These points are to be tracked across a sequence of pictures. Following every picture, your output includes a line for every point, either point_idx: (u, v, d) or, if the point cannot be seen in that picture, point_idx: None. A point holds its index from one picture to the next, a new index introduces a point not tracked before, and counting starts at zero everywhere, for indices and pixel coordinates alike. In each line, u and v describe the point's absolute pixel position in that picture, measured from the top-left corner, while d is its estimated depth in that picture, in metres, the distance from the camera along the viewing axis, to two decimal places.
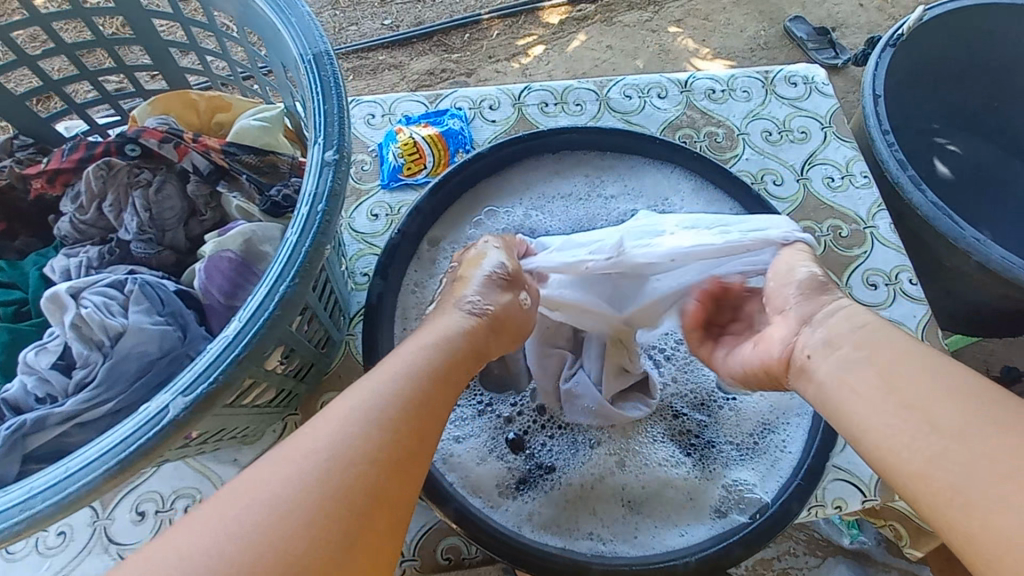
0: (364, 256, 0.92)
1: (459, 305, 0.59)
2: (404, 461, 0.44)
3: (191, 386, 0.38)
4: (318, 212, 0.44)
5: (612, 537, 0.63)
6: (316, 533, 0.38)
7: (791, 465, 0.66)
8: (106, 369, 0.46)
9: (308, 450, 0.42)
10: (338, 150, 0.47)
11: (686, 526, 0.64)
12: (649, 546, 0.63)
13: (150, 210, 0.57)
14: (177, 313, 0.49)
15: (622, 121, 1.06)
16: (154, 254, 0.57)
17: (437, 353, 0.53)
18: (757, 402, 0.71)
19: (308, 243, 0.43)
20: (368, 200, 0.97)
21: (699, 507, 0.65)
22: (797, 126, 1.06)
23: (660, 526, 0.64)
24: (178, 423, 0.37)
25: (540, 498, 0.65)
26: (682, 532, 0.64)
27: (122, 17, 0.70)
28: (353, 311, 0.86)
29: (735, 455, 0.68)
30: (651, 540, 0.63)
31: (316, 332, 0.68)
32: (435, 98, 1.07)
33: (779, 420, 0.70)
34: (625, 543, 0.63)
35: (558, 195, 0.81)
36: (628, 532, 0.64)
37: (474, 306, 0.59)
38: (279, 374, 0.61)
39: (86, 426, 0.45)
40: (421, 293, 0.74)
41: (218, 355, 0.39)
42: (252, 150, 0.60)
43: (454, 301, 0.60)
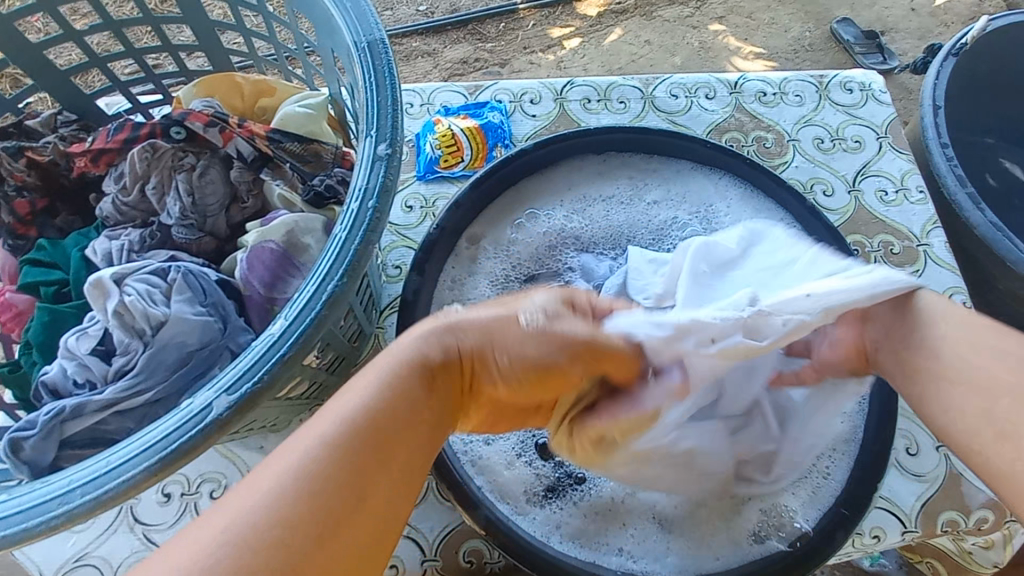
0: (397, 248, 0.91)
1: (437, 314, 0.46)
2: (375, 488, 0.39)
3: (235, 385, 0.37)
4: (368, 208, 0.42)
5: (641, 558, 0.61)
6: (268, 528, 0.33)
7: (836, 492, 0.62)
8: (146, 358, 0.45)
9: (290, 460, 0.36)
10: (390, 143, 0.45)
11: (720, 550, 0.61)
12: (680, 568, 0.60)
13: (192, 195, 0.56)
14: (219, 304, 0.48)
15: (667, 121, 1.02)
16: (195, 240, 0.56)
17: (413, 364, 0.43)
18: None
19: (357, 240, 0.42)
20: (403, 191, 0.95)
21: (735, 531, 0.61)
22: (851, 135, 1.02)
23: (693, 547, 0.61)
24: (221, 423, 0.36)
25: (568, 508, 0.63)
26: (716, 555, 0.61)
27: None
28: (384, 304, 0.85)
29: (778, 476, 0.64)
30: (683, 562, 0.60)
31: (350, 326, 0.67)
32: (475, 89, 1.04)
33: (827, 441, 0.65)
34: (654, 562, 0.60)
35: (601, 198, 0.78)
36: (660, 552, 0.61)
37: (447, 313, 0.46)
38: (313, 368, 0.60)
39: (125, 415, 0.45)
40: (458, 290, 0.72)
41: (263, 353, 0.38)
42: (296, 138, 0.58)
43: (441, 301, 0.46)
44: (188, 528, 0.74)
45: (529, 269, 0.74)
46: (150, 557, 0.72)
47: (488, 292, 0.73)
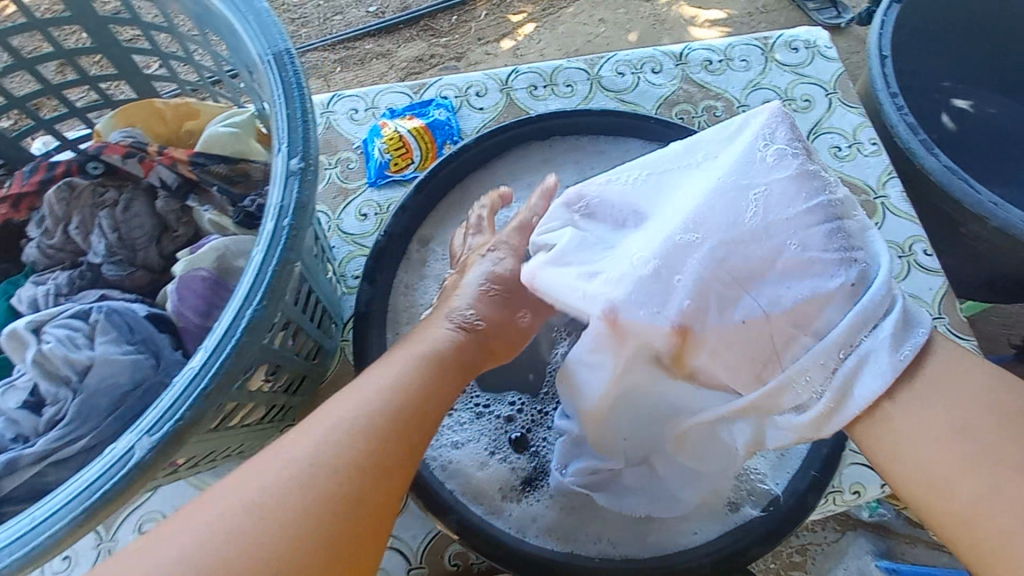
0: (355, 258, 0.90)
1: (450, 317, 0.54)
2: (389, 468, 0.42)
3: (156, 425, 0.36)
4: (284, 227, 0.41)
5: (623, 545, 0.60)
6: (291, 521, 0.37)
7: (806, 450, 0.62)
8: (77, 405, 0.44)
9: (286, 457, 0.40)
10: (304, 157, 0.44)
11: (699, 523, 0.60)
12: (659, 548, 0.59)
13: (117, 230, 0.55)
14: (149, 339, 0.47)
15: (615, 100, 1.01)
16: (126, 276, 0.55)
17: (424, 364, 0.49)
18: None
19: (275, 261, 0.40)
20: (355, 199, 0.94)
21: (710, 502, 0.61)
22: (800, 94, 1.01)
23: (671, 523, 0.61)
24: (144, 465, 0.35)
25: (544, 501, 0.62)
26: (697, 530, 0.60)
27: (80, 27, 0.66)
28: (346, 317, 0.84)
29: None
30: (664, 541, 0.60)
31: (305, 344, 0.66)
32: (419, 87, 1.03)
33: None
34: (635, 546, 0.59)
35: (546, 186, 0.77)
36: (641, 535, 0.60)
37: (466, 320, 0.54)
38: (266, 392, 0.58)
39: (62, 464, 0.44)
40: (412, 294, 0.71)
41: (184, 388, 0.37)
42: (221, 159, 0.57)
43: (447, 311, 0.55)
44: None
45: None
46: None
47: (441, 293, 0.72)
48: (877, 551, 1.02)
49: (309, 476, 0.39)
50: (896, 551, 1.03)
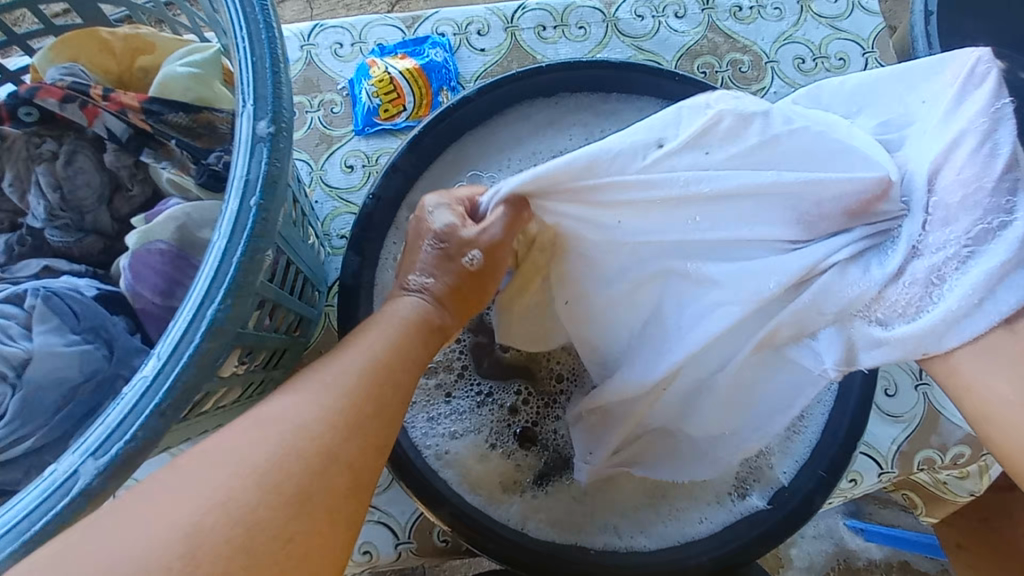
0: (340, 216, 0.82)
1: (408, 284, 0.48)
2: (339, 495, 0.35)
3: (103, 446, 0.30)
4: (251, 207, 0.34)
5: (628, 531, 0.58)
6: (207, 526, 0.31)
7: (816, 435, 0.60)
8: (18, 402, 0.38)
9: (233, 451, 0.33)
10: (273, 119, 0.36)
11: (706, 511, 0.58)
12: (667, 538, 0.57)
13: (60, 188, 0.47)
14: (98, 326, 0.41)
15: (632, 48, 0.91)
16: (74, 242, 0.48)
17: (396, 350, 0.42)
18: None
19: (240, 250, 0.34)
20: (340, 148, 0.85)
21: (717, 489, 0.59)
22: (834, 51, 0.92)
23: (682, 511, 0.58)
24: (91, 494, 0.30)
25: (550, 493, 0.59)
26: (703, 518, 0.58)
27: None
28: (331, 282, 0.78)
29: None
30: (669, 529, 0.58)
31: (286, 318, 0.60)
32: (413, 21, 0.91)
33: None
34: (639, 532, 0.58)
35: (552, 153, 0.70)
36: (645, 519, 0.58)
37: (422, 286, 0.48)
38: (241, 374, 0.53)
39: (8, 467, 0.39)
40: (400, 269, 0.65)
41: (135, 402, 0.31)
42: (180, 108, 0.48)
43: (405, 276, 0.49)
44: None
45: None
46: None
47: None
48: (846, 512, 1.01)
49: (283, 459, 0.34)
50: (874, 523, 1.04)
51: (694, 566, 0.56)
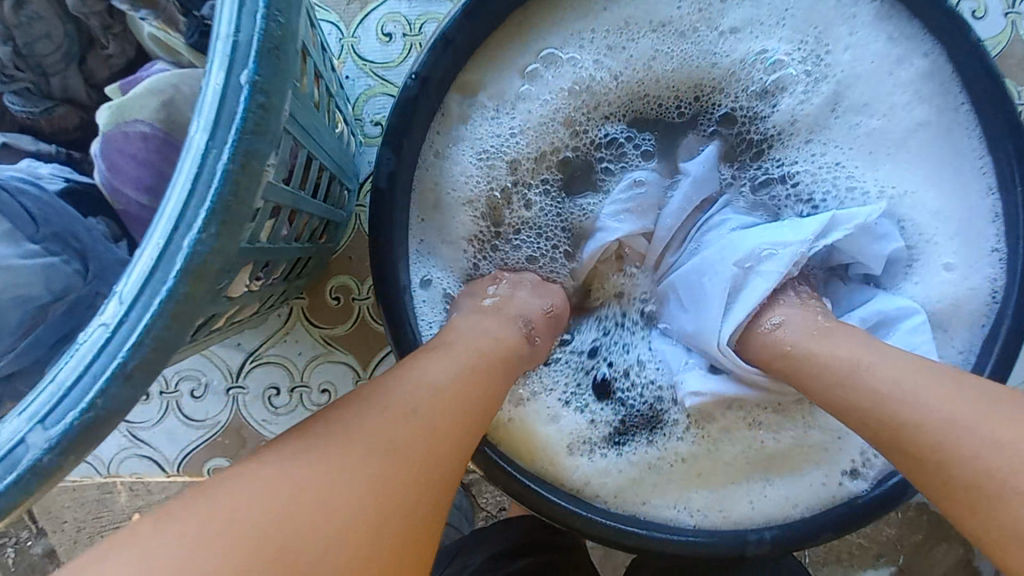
0: (375, 97, 0.69)
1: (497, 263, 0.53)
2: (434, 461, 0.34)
3: (53, 412, 0.22)
4: (242, 84, 0.23)
5: (703, 506, 0.51)
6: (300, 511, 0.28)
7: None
8: None
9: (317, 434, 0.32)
10: None
11: (797, 493, 0.51)
12: (751, 518, 0.50)
13: (11, 40, 0.36)
14: (64, 231, 0.32)
15: None
16: (42, 113, 0.38)
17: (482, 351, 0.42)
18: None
19: (228, 151, 0.23)
20: (377, 10, 0.69)
21: (816, 467, 0.51)
22: None
23: (768, 491, 0.51)
24: (42, 473, 0.23)
25: (622, 458, 0.52)
26: (796, 502, 0.51)
27: None
28: (363, 177, 0.67)
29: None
30: (754, 511, 0.51)
31: (309, 224, 0.51)
32: None
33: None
34: (719, 510, 0.51)
35: (654, 25, 0.53)
36: (728, 496, 0.51)
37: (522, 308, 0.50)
38: (255, 292, 0.44)
39: None
40: (445, 170, 0.54)
41: (94, 356, 0.23)
42: None
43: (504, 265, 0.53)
44: (175, 426, 0.69)
45: (534, 142, 0.55)
46: (140, 454, 0.68)
47: (480, 174, 0.54)
48: None
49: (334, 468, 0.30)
50: None
51: (754, 546, 0.48)
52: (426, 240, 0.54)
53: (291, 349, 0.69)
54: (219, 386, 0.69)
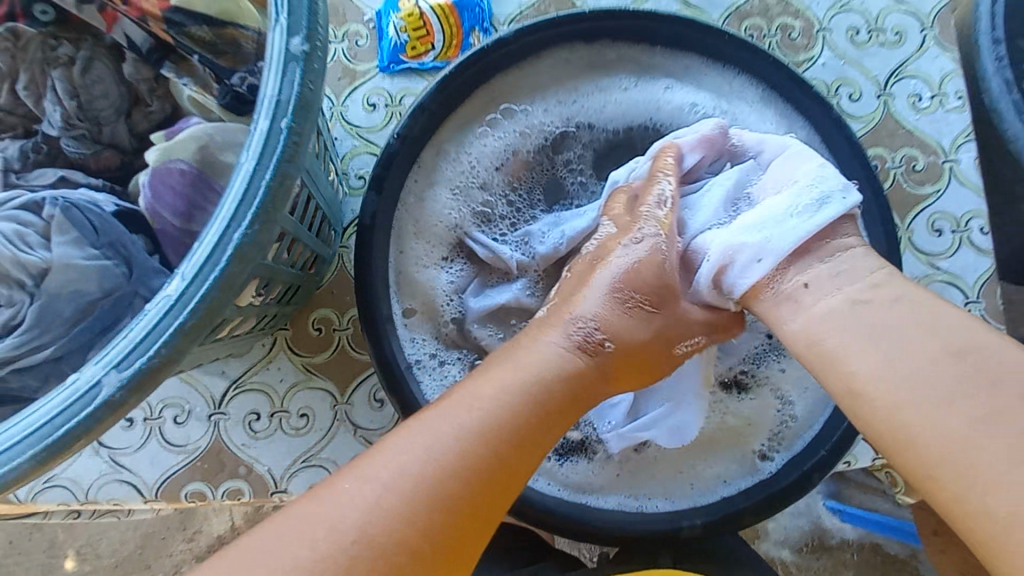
0: (360, 155, 0.80)
1: (569, 327, 0.45)
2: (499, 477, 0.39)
3: (125, 359, 0.30)
4: (282, 129, 0.33)
5: (648, 493, 0.59)
6: (394, 520, 0.35)
7: (829, 402, 0.59)
8: (35, 310, 0.39)
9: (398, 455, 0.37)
10: (308, 37, 0.34)
11: (727, 475, 0.59)
12: (688, 500, 0.59)
13: (77, 97, 0.46)
14: (117, 242, 0.40)
15: (677, 2, 0.86)
16: (90, 155, 0.46)
17: (541, 384, 0.42)
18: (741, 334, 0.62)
19: (269, 173, 0.32)
20: (364, 85, 0.82)
21: (736, 452, 0.60)
22: (891, 25, 0.86)
23: (702, 477, 0.60)
24: (112, 405, 0.30)
25: (575, 454, 0.60)
26: (725, 480, 0.59)
27: None
28: (347, 222, 0.76)
29: (764, 390, 0.62)
30: (693, 494, 0.59)
31: (302, 254, 0.59)
32: None
33: (766, 351, 0.62)
34: (663, 496, 0.59)
35: (594, 98, 0.68)
36: (669, 483, 0.60)
37: (589, 335, 0.45)
38: (257, 305, 0.52)
39: (26, 373, 0.40)
40: (423, 206, 0.64)
41: (160, 318, 0.31)
42: (204, 20, 0.44)
43: (566, 318, 0.46)
44: (157, 451, 0.73)
45: (492, 173, 0.67)
46: (120, 479, 0.72)
47: (451, 206, 0.65)
48: (826, 492, 0.98)
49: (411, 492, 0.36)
50: None
51: (687, 530, 0.55)
52: (406, 270, 0.63)
53: (273, 376, 0.75)
54: (201, 413, 0.74)
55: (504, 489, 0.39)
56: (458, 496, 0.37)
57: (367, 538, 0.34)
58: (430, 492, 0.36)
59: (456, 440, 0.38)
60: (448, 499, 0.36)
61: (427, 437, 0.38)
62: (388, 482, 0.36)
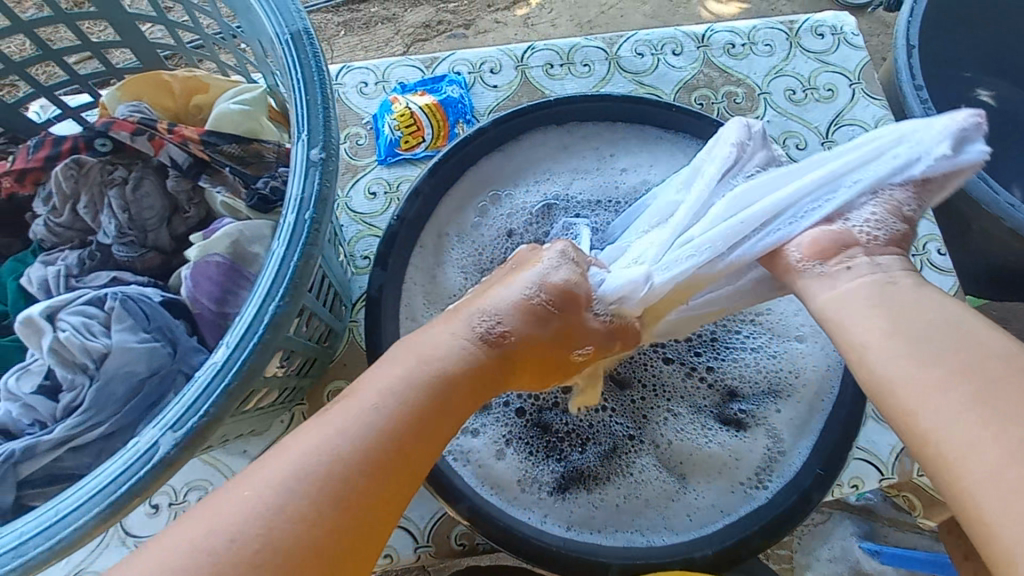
0: (364, 238, 0.88)
1: (472, 320, 0.52)
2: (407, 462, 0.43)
3: (179, 420, 0.36)
4: (305, 219, 0.40)
5: (651, 527, 0.60)
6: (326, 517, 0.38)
7: (817, 432, 0.62)
8: (94, 393, 0.44)
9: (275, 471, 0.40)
10: (324, 146, 0.42)
11: (724, 504, 0.61)
12: (691, 533, 0.60)
13: (128, 210, 0.54)
14: (164, 327, 0.47)
15: (633, 83, 0.98)
16: (138, 257, 0.54)
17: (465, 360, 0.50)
18: (727, 370, 0.67)
19: (297, 255, 0.40)
20: (364, 177, 0.92)
21: (732, 482, 0.62)
22: (822, 83, 0.98)
23: (701, 509, 0.61)
24: (168, 461, 0.35)
25: (579, 496, 0.62)
26: (723, 511, 0.61)
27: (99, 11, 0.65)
28: (355, 297, 0.83)
29: (758, 430, 0.64)
30: (694, 526, 0.60)
31: (317, 328, 0.64)
32: (432, 61, 0.99)
33: (761, 394, 0.66)
34: (667, 529, 0.60)
35: (569, 171, 0.77)
36: (668, 515, 0.61)
37: (488, 330, 0.52)
38: (279, 376, 0.57)
39: (80, 450, 0.45)
40: (435, 282, 0.71)
41: (207, 384, 0.37)
42: (234, 139, 0.55)
43: (472, 310, 0.53)
44: None
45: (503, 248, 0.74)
46: None
47: (462, 280, 0.72)
48: (861, 533, 1.01)
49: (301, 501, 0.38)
50: (881, 534, 1.01)
51: (699, 560, 0.57)
52: None
53: None
54: None
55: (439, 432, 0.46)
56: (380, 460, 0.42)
57: (283, 505, 0.38)
58: (339, 491, 0.40)
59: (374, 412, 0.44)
60: (369, 468, 0.41)
61: (377, 405, 0.44)
62: (316, 448, 0.41)
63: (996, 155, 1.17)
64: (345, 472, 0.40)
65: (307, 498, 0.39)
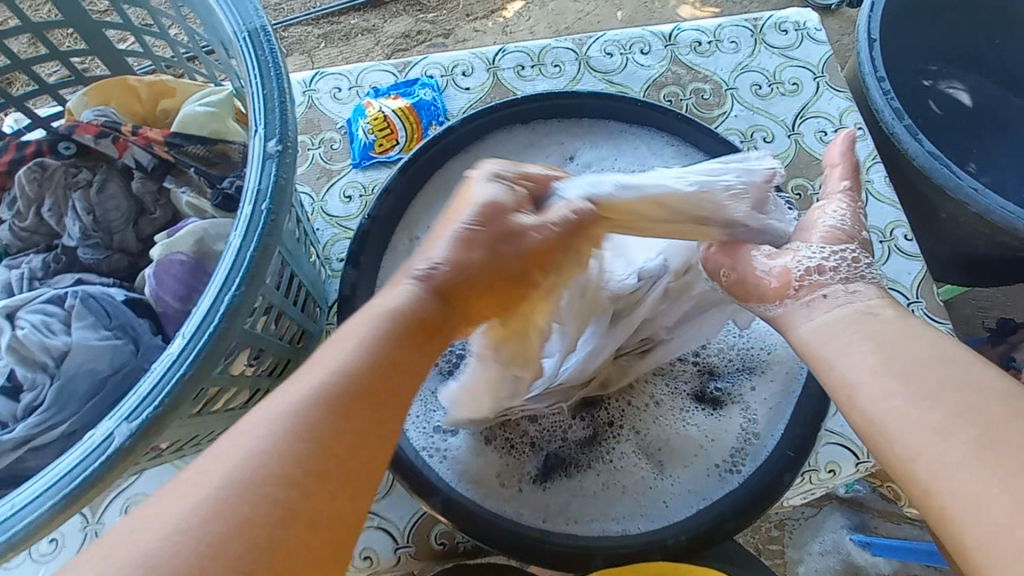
0: (340, 241, 0.89)
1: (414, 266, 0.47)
2: (348, 448, 0.38)
3: (135, 411, 0.36)
4: (262, 210, 0.41)
5: (627, 514, 0.61)
6: (255, 527, 0.34)
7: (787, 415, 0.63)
8: (55, 390, 0.45)
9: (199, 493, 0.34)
10: (281, 139, 0.43)
11: (699, 487, 0.61)
12: (666, 518, 0.60)
13: (92, 212, 0.54)
14: (127, 324, 0.48)
15: (603, 82, 1.00)
16: (103, 259, 0.54)
17: (381, 323, 0.44)
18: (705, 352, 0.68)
19: (254, 246, 0.40)
20: (340, 180, 0.92)
21: (706, 462, 0.63)
22: (788, 77, 1.01)
23: (679, 491, 0.62)
24: (124, 451, 0.35)
25: (558, 485, 0.62)
26: (699, 492, 0.61)
27: (67, 21, 0.66)
28: (330, 300, 0.83)
29: (734, 409, 0.65)
30: (668, 511, 0.61)
31: (289, 328, 0.64)
32: (405, 66, 1.01)
33: (736, 372, 0.68)
34: (643, 516, 0.61)
35: None
36: (645, 501, 0.61)
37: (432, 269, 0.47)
38: (249, 376, 0.58)
39: (42, 450, 0.45)
40: None
41: (164, 373, 0.37)
42: (199, 140, 0.55)
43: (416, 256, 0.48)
44: None
45: None
46: None
47: None
48: (850, 525, 1.00)
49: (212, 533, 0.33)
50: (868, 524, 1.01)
51: (672, 544, 0.58)
52: None
53: None
54: None
55: (386, 399, 0.41)
56: (315, 450, 0.37)
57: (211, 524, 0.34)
58: (262, 500, 0.35)
59: (308, 391, 0.39)
60: (317, 448, 0.37)
61: (274, 406, 0.38)
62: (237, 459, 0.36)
63: (964, 145, 1.19)
64: (276, 480, 0.36)
65: (219, 508, 0.34)
